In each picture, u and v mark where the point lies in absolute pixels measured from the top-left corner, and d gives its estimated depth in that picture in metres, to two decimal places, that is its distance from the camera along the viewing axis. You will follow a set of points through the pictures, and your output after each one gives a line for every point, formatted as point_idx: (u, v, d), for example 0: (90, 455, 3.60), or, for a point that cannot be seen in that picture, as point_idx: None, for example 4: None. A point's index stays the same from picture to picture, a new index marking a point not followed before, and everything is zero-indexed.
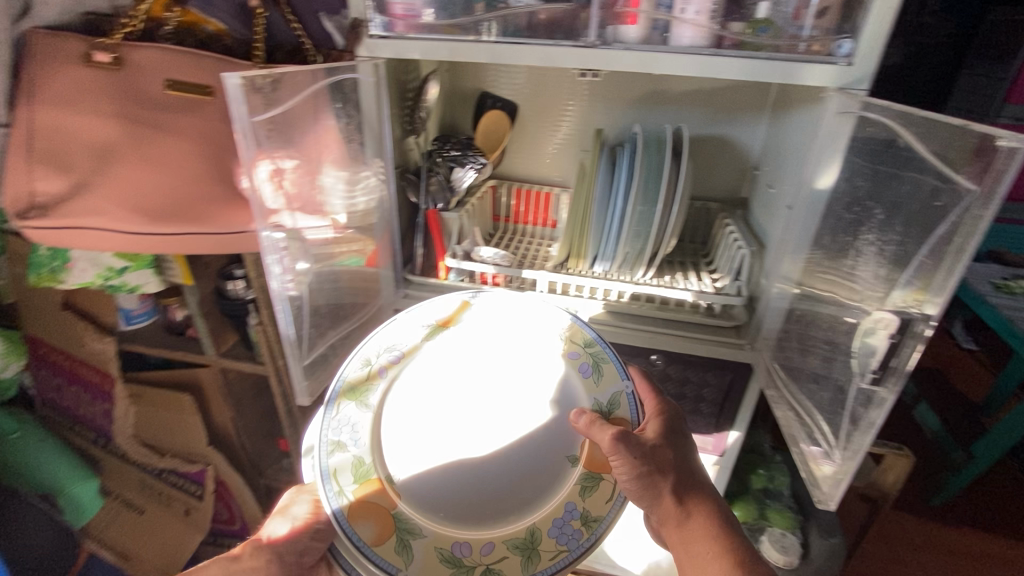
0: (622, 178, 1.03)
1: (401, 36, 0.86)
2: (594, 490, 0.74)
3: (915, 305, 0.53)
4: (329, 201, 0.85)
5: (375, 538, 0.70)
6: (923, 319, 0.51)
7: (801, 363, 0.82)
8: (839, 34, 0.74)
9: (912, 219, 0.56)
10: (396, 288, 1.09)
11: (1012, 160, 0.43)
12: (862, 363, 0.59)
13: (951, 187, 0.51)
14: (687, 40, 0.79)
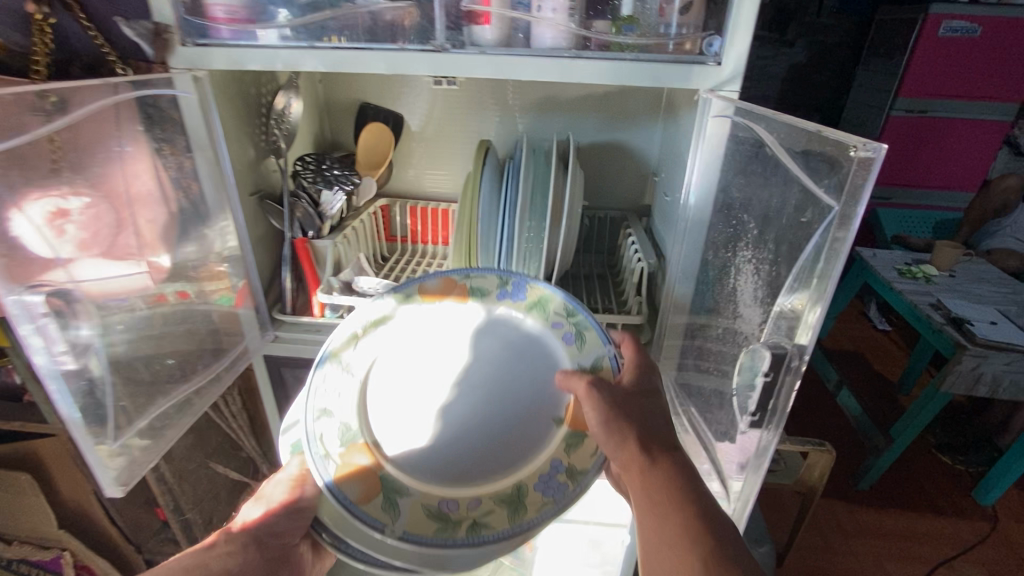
0: (507, 194, 0.95)
1: (224, 44, 0.73)
2: (580, 445, 0.68)
3: (787, 337, 0.46)
4: (143, 243, 0.71)
5: (363, 499, 0.63)
6: (796, 354, 0.44)
7: (698, 387, 0.75)
8: (708, 31, 0.68)
9: (782, 236, 0.50)
10: (264, 332, 0.95)
11: (864, 172, 0.36)
12: (743, 397, 0.52)
13: (815, 200, 0.44)
14: (548, 42, 0.70)
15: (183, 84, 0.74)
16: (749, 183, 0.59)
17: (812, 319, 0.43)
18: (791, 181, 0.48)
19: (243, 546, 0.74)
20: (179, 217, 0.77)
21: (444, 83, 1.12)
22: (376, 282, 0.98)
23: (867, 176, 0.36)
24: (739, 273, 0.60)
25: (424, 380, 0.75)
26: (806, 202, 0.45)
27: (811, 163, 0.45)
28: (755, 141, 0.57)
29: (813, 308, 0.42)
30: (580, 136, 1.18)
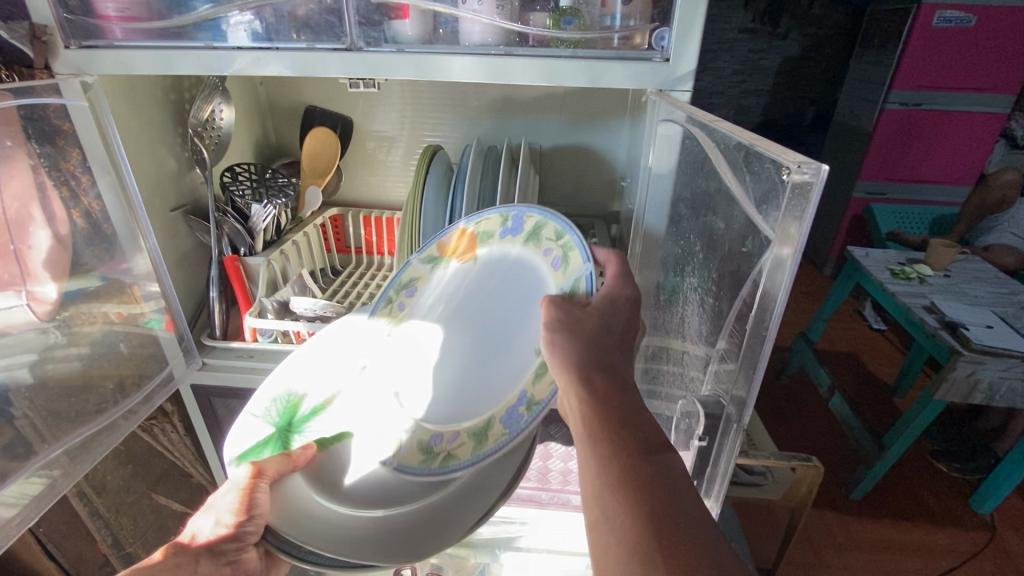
0: (453, 203, 0.87)
1: (116, 45, 0.65)
2: (545, 376, 0.62)
3: (725, 395, 0.39)
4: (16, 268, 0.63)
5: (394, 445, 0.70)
6: (733, 422, 0.37)
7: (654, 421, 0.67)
8: (655, 23, 0.59)
9: (725, 267, 0.42)
10: (190, 359, 0.87)
11: (800, 203, 0.28)
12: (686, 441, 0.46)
13: (755, 230, 0.36)
14: (477, 37, 0.62)
15: (71, 92, 0.66)
16: (698, 202, 0.51)
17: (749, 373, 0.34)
18: (733, 205, 0.41)
19: (196, 556, 0.65)
20: (73, 241, 0.70)
21: (358, 85, 1.02)
22: (314, 303, 0.90)
23: (803, 211, 0.28)
24: (692, 302, 0.52)
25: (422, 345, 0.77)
26: (747, 231, 0.37)
27: (749, 185, 0.37)
28: (703, 155, 0.49)
29: (748, 362, 0.34)
30: (542, 139, 1.10)
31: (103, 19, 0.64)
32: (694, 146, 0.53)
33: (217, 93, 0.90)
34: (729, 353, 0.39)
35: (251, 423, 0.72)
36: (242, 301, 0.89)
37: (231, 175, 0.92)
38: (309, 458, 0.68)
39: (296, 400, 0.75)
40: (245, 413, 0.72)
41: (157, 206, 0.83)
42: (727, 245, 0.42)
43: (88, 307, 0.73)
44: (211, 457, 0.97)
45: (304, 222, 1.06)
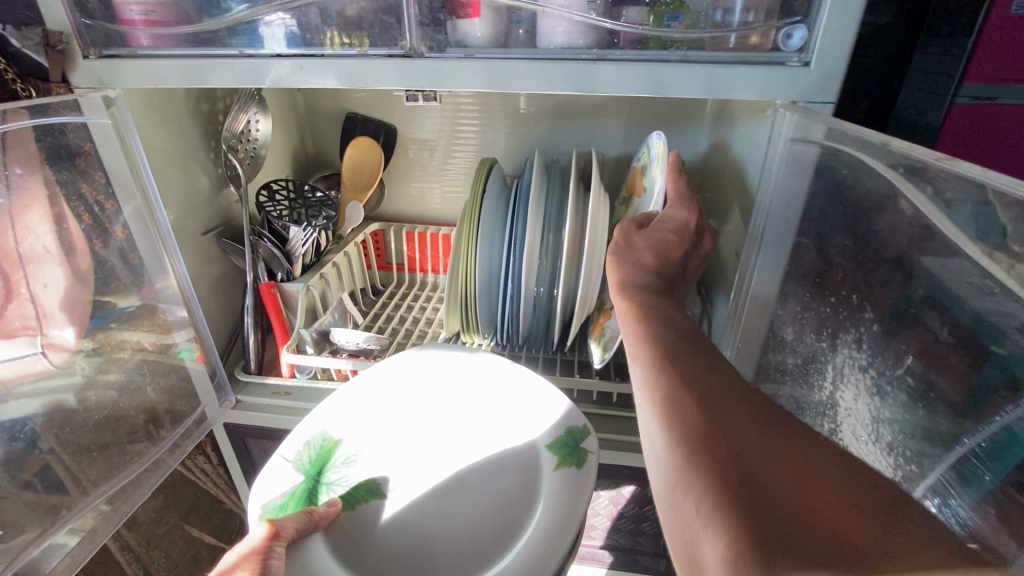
0: (514, 222, 0.76)
1: (143, 52, 0.57)
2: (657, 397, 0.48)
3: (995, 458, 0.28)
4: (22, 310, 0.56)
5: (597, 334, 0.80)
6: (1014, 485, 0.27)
7: None
8: (786, 16, 0.47)
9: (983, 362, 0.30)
10: (222, 402, 0.79)
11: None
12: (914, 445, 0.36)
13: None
14: (561, 39, 0.51)
15: (93, 109, 0.58)
16: (894, 260, 0.40)
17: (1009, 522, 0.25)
18: (994, 281, 0.30)
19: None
20: (95, 275, 0.63)
21: (416, 98, 0.93)
22: (355, 337, 0.82)
23: None
24: (862, 396, 0.43)
25: (450, 419, 0.65)
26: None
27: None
28: (902, 203, 0.39)
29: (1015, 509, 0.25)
30: (605, 148, 0.98)
31: (127, 25, 0.55)
32: (874, 183, 0.41)
33: (253, 103, 0.82)
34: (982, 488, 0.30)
35: (282, 466, 0.61)
36: (279, 332, 0.80)
37: (267, 194, 0.84)
38: (333, 516, 0.56)
39: (330, 445, 0.63)
40: (277, 454, 0.61)
41: (188, 229, 0.75)
42: (985, 335, 0.31)
43: (113, 345, 0.66)
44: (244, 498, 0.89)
45: (344, 240, 0.97)
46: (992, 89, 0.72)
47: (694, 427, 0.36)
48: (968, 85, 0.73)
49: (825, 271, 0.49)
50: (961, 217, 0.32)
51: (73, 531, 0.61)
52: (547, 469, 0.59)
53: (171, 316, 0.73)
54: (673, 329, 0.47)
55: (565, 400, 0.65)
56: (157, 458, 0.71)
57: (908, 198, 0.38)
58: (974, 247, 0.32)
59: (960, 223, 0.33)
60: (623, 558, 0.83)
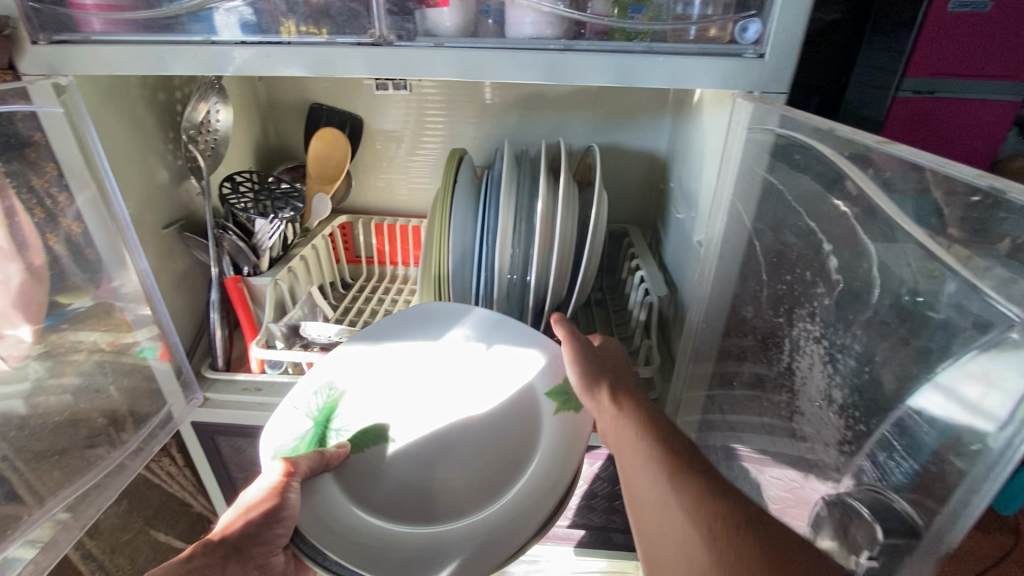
0: (485, 212, 0.77)
1: (95, 38, 0.55)
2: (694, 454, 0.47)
3: (967, 335, 0.31)
4: None
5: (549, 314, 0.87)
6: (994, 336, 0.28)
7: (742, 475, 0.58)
8: (743, 10, 0.50)
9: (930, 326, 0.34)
10: (191, 400, 0.77)
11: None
12: (879, 333, 0.39)
13: (982, 292, 0.30)
14: (529, 29, 0.52)
15: (44, 98, 0.56)
16: (842, 239, 0.43)
17: (975, 479, 0.28)
18: (936, 257, 0.33)
19: (223, 557, 0.51)
20: (50, 272, 0.60)
21: (387, 87, 0.95)
22: (328, 330, 0.80)
23: None
24: (816, 364, 0.46)
25: (443, 377, 0.66)
26: (971, 297, 0.30)
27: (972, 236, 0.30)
28: (848, 184, 0.42)
29: (964, 461, 0.29)
30: (572, 138, 0.99)
31: (76, 8, 0.53)
32: (823, 169, 0.45)
33: (213, 92, 0.80)
34: (918, 447, 0.33)
35: (289, 414, 0.61)
36: (248, 328, 0.79)
37: (231, 186, 0.82)
38: (342, 458, 0.59)
39: (337, 395, 0.64)
40: (286, 402, 0.61)
41: (148, 223, 0.73)
42: (921, 306, 0.35)
43: (62, 350, 0.63)
44: (214, 498, 0.88)
45: (311, 233, 0.96)
46: (930, 84, 0.75)
47: (689, 522, 0.39)
48: (909, 79, 0.75)
49: (784, 255, 0.52)
50: (904, 199, 0.36)
51: (28, 544, 0.59)
52: (546, 413, 0.62)
53: (132, 314, 0.71)
54: (668, 437, 0.47)
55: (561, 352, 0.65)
56: (117, 463, 0.69)
57: (854, 181, 0.41)
58: (915, 228, 0.35)
59: (903, 203, 0.36)
60: (597, 537, 0.85)
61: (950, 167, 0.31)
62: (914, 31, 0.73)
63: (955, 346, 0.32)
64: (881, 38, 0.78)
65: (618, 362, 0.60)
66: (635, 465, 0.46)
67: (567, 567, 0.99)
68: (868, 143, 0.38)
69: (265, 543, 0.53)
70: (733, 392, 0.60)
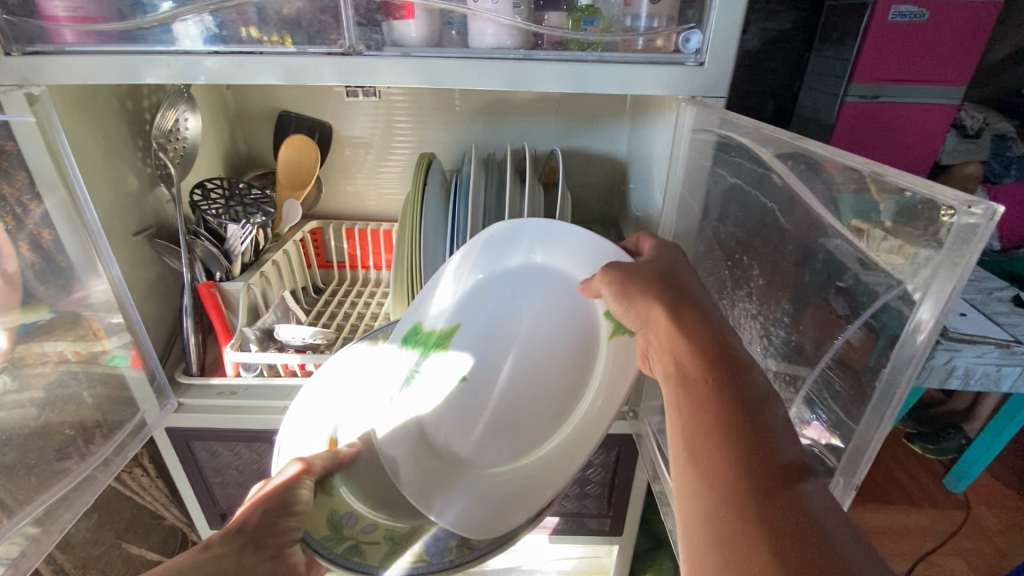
0: (455, 212, 0.80)
1: (65, 49, 0.56)
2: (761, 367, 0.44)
3: (871, 303, 0.36)
4: None
5: None
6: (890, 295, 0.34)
7: None
8: (684, 23, 0.55)
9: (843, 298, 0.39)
10: (166, 407, 0.77)
11: (970, 242, 0.28)
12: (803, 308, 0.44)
13: (882, 268, 0.35)
14: (490, 40, 0.56)
15: (16, 107, 0.56)
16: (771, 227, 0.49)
17: (875, 418, 0.35)
18: (846, 239, 0.39)
19: (239, 547, 0.58)
20: (21, 279, 0.61)
21: (356, 94, 0.97)
22: (302, 332, 0.82)
23: (974, 252, 0.28)
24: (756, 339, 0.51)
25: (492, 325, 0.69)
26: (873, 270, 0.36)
27: None
28: (773, 178, 0.47)
29: (866, 404, 0.36)
30: (537, 142, 1.04)
31: (49, 20, 0.55)
32: (755, 165, 0.50)
33: (183, 100, 0.81)
34: (835, 394, 0.39)
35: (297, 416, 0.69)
36: (221, 332, 0.80)
37: (202, 193, 0.83)
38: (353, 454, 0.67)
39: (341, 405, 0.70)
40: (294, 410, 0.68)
41: (118, 231, 0.73)
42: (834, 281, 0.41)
43: (28, 361, 0.63)
44: (189, 506, 0.88)
45: (283, 238, 0.97)
46: (875, 89, 0.81)
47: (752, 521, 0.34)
48: (857, 84, 0.81)
49: (729, 245, 0.57)
50: (819, 190, 0.41)
51: None
52: (603, 336, 0.66)
53: (104, 322, 0.71)
54: (730, 361, 0.44)
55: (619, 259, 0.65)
56: (88, 474, 0.69)
57: (779, 176, 0.46)
58: (829, 214, 0.40)
59: (819, 194, 0.41)
60: (571, 523, 0.89)
61: (844, 157, 0.37)
62: (858, 38, 0.79)
63: (862, 313, 0.37)
64: (834, 45, 0.84)
65: (676, 285, 0.53)
66: (702, 432, 0.40)
67: (544, 556, 1.02)
68: (789, 140, 0.43)
69: (280, 535, 0.60)
70: None
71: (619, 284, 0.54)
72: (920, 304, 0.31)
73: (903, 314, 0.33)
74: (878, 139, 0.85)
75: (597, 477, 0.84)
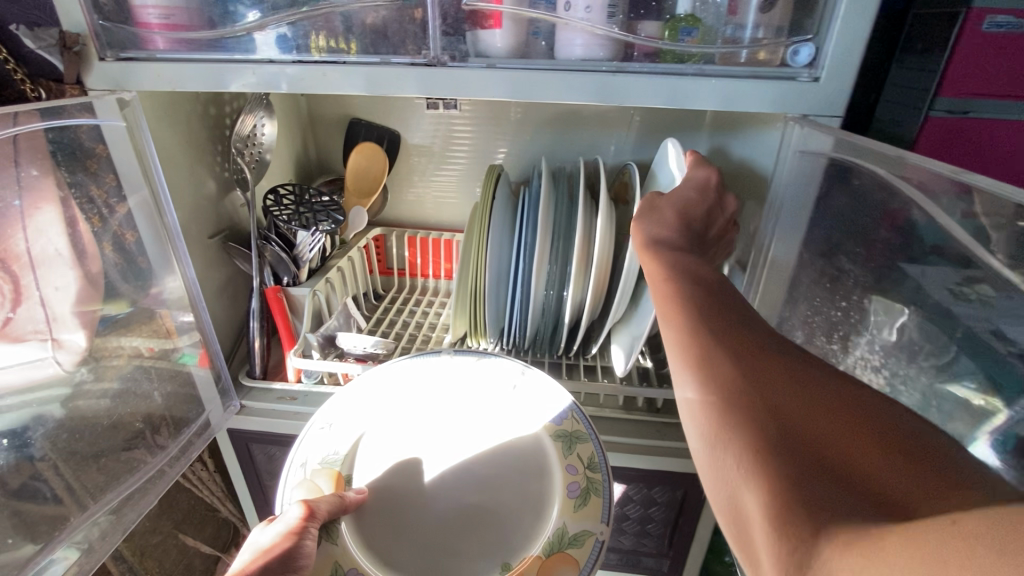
0: (523, 228, 0.77)
1: (158, 57, 0.58)
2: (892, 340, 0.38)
3: None
4: (36, 314, 0.55)
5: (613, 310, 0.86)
6: None
7: None
8: (797, 34, 0.50)
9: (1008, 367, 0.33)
10: (228, 407, 0.78)
11: None
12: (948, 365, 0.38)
13: None
14: (579, 50, 0.53)
15: (107, 112, 0.58)
16: (900, 266, 0.44)
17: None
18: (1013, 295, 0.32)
19: None
20: (104, 279, 0.62)
21: (437, 106, 0.97)
22: (363, 341, 0.81)
23: None
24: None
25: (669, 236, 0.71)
26: None
27: None
28: (918, 212, 0.41)
29: None
30: (607, 155, 1.00)
31: (143, 27, 0.56)
32: (880, 195, 0.45)
33: (261, 106, 0.82)
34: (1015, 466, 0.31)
35: (317, 436, 0.61)
36: (286, 337, 0.80)
37: (274, 198, 0.84)
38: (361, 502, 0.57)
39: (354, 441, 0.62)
40: (292, 460, 0.58)
41: (194, 233, 0.75)
42: (990, 335, 0.34)
43: (104, 354, 0.64)
44: (244, 505, 0.89)
45: (348, 244, 0.97)
46: (965, 104, 0.69)
47: (724, 377, 0.36)
48: (943, 99, 0.69)
49: (838, 281, 0.51)
50: (978, 233, 0.35)
51: (71, 546, 0.58)
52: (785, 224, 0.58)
53: (177, 321, 0.72)
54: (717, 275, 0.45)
55: (795, 161, 0.55)
56: (158, 469, 0.69)
57: (920, 209, 0.40)
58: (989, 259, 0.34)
59: (974, 235, 0.35)
60: (626, 559, 0.84)
61: (1014, 192, 0.31)
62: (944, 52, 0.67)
63: None
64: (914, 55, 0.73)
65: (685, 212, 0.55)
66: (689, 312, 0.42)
67: None
68: (938, 172, 0.37)
69: None
70: None
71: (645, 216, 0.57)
72: None
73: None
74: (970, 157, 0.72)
75: (659, 515, 0.78)
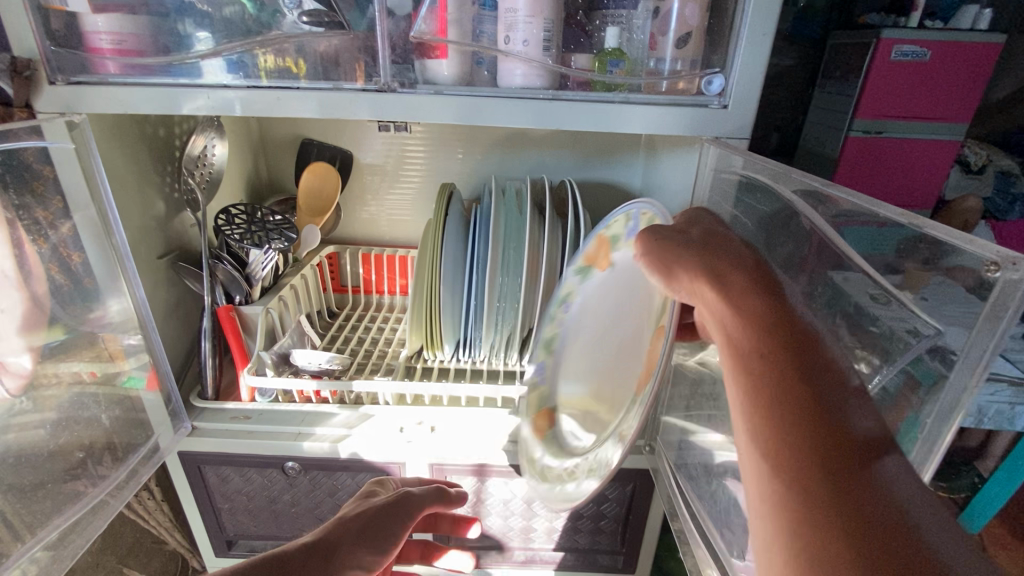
0: (475, 242, 0.82)
1: (108, 81, 0.59)
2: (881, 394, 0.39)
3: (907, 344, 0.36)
4: None
5: None
6: (927, 350, 0.35)
7: (698, 458, 0.62)
8: (708, 67, 0.57)
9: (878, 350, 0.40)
10: (179, 432, 0.77)
11: (1013, 298, 0.29)
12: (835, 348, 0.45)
13: (918, 313, 0.35)
14: (519, 80, 0.58)
15: (56, 134, 0.58)
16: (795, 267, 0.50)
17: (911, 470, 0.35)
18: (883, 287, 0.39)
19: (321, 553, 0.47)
20: (49, 301, 0.62)
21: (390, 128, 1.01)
22: (319, 357, 0.83)
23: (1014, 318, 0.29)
24: None
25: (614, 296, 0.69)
26: (911, 317, 0.36)
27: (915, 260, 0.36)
28: (806, 221, 0.47)
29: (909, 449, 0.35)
30: (552, 174, 1.06)
31: (94, 52, 0.57)
32: (777, 207, 0.52)
33: (213, 127, 0.83)
34: None
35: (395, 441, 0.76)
36: (238, 356, 0.79)
37: (226, 218, 0.84)
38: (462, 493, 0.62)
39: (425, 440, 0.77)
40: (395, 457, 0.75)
41: (143, 254, 0.74)
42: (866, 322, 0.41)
43: (52, 375, 0.63)
44: (194, 532, 0.86)
45: (301, 263, 0.98)
46: (879, 125, 0.78)
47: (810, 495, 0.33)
48: (860, 121, 0.79)
49: None
50: (853, 236, 0.42)
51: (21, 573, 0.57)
52: None
53: (124, 342, 0.71)
54: (787, 375, 0.37)
55: (711, 180, 0.62)
56: (100, 499, 0.67)
57: (806, 217, 0.47)
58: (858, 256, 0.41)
59: (850, 240, 0.42)
60: (583, 558, 0.87)
61: (878, 207, 0.38)
62: (861, 76, 0.76)
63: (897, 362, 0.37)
64: (835, 82, 0.83)
65: (710, 253, 0.44)
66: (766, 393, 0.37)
67: None
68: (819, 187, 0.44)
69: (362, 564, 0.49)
70: (699, 396, 0.64)
71: (658, 255, 0.46)
72: (960, 354, 0.32)
73: (940, 367, 0.34)
74: (873, 173, 0.81)
75: (611, 511, 0.82)
